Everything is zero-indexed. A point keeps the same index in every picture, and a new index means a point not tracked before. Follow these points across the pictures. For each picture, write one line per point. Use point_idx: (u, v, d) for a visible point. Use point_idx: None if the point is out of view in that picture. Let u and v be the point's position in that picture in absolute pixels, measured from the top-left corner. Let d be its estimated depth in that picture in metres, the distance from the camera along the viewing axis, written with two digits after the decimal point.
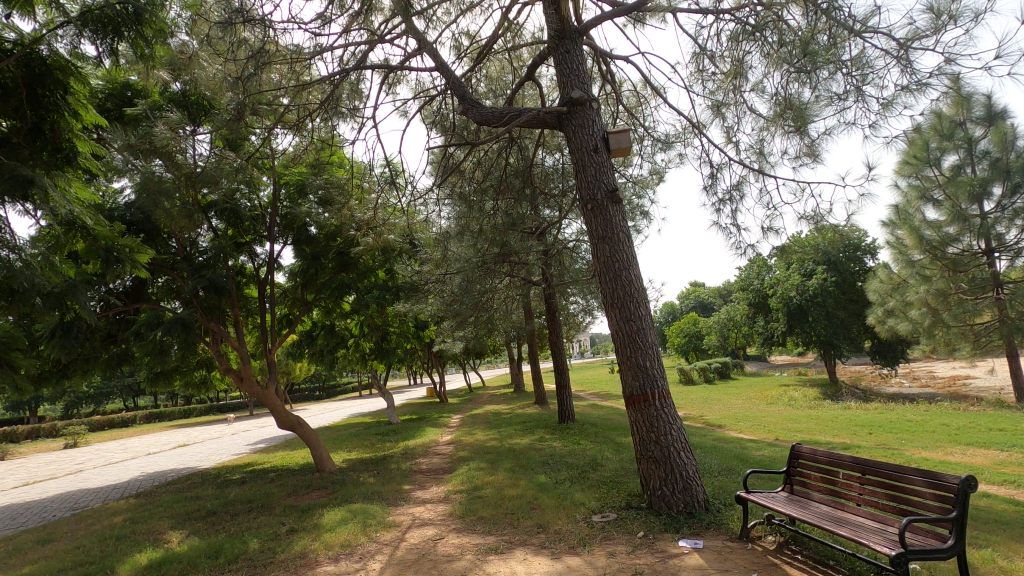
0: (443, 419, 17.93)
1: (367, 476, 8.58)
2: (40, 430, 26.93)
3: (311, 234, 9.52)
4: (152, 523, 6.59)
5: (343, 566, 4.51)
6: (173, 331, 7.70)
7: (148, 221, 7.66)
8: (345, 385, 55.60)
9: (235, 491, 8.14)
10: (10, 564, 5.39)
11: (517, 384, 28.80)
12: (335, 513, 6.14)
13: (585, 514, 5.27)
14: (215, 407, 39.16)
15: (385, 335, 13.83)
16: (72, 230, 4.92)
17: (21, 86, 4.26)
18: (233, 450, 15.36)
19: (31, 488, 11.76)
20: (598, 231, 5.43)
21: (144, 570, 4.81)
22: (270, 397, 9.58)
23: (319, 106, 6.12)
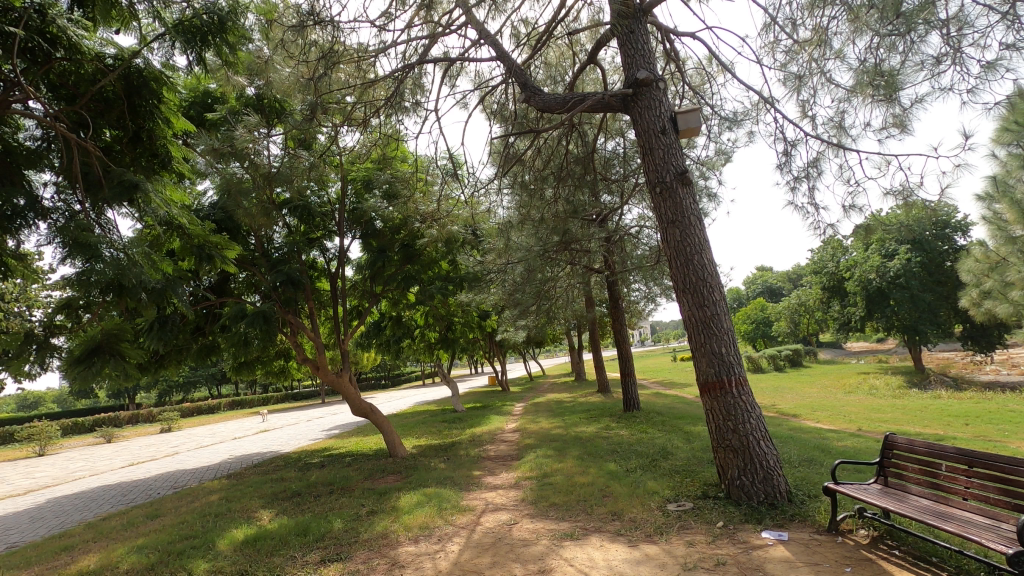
0: (507, 407, 18.14)
1: (438, 462, 8.79)
2: (140, 416, 29.42)
3: (378, 228, 9.86)
4: (245, 501, 7.07)
5: (423, 547, 4.66)
6: (256, 323, 8.16)
7: (228, 219, 8.17)
8: (409, 374, 57.43)
9: (316, 474, 8.58)
10: (125, 537, 5.92)
11: (578, 373, 28.65)
12: (410, 496, 6.35)
13: (660, 502, 5.20)
14: (291, 395, 41.38)
15: (450, 325, 14.10)
16: (170, 230, 5.31)
17: (122, 98, 4.63)
18: (309, 435, 16.19)
19: (136, 468, 12.87)
20: (668, 215, 5.29)
21: (242, 545, 5.18)
22: (344, 385, 10.02)
23: (384, 102, 6.25)
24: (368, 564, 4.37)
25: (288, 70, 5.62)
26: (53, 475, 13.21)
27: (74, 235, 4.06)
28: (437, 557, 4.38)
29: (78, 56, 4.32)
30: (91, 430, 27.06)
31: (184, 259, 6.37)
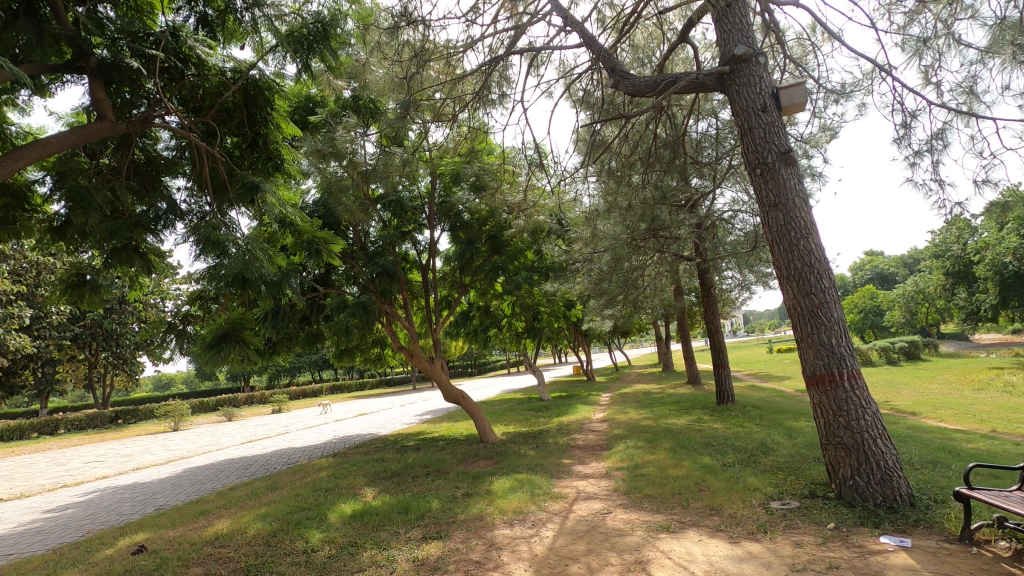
0: (593, 397, 18.04)
1: (528, 449, 8.94)
2: (255, 398, 32.33)
3: (465, 220, 10.12)
4: (351, 479, 7.60)
5: (518, 531, 4.78)
6: (356, 313, 8.66)
7: (330, 215, 8.74)
8: (494, 363, 58.85)
9: (413, 456, 9.03)
10: (250, 505, 6.57)
11: (666, 364, 27.89)
12: (503, 481, 6.52)
13: (762, 500, 4.97)
14: (385, 381, 43.64)
15: (536, 314, 14.22)
16: (283, 226, 5.76)
17: (242, 107, 5.07)
18: (403, 420, 17.04)
19: (253, 445, 14.16)
20: (770, 198, 5.00)
21: (351, 518, 5.58)
22: (436, 372, 10.44)
23: (472, 96, 6.35)
24: (467, 544, 4.56)
25: (382, 70, 5.81)
26: (187, 448, 14.87)
27: (206, 234, 4.52)
28: (532, 541, 4.49)
29: (204, 71, 4.79)
30: (216, 410, 30.11)
31: (295, 253, 6.88)
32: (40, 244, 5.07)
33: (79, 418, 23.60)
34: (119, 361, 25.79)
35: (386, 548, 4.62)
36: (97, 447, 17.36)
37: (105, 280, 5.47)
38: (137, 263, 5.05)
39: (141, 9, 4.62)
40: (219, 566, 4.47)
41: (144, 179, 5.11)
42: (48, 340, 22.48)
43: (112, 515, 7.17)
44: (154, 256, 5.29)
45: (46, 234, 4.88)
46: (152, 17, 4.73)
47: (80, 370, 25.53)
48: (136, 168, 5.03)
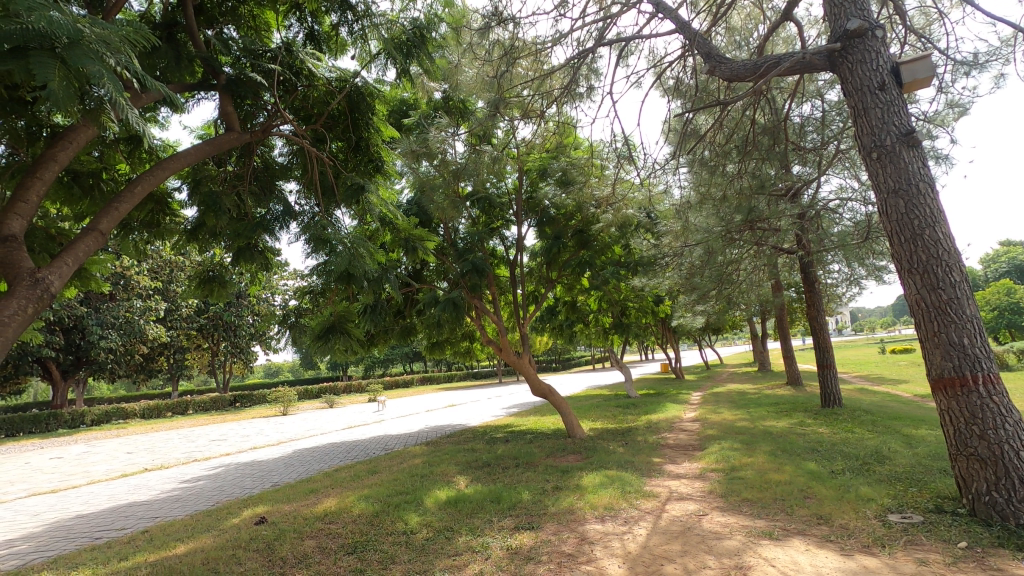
0: (684, 395, 17.44)
1: (616, 445, 8.85)
2: (353, 387, 34.41)
3: (552, 215, 10.15)
4: (444, 466, 7.92)
5: (610, 527, 4.75)
6: (447, 308, 8.96)
7: (423, 213, 9.10)
8: (579, 359, 58.73)
9: (502, 448, 9.21)
10: (354, 486, 7.02)
11: (763, 363, 26.39)
12: (593, 477, 6.49)
13: (878, 511, 4.60)
14: (472, 374, 44.81)
15: (624, 310, 13.97)
16: (383, 224, 6.08)
17: (347, 113, 5.40)
18: (490, 412, 17.42)
19: (353, 431, 15.10)
20: (889, 183, 4.59)
21: (446, 504, 5.81)
22: (524, 366, 10.57)
23: (561, 92, 6.23)
24: (559, 536, 4.60)
25: (474, 70, 5.92)
26: (295, 431, 16.14)
27: (316, 233, 4.88)
28: (625, 539, 4.44)
29: (314, 81, 5.15)
30: (319, 397, 32.36)
31: (393, 249, 7.22)
32: (177, 244, 5.71)
33: (205, 401, 26.29)
34: (237, 349, 28.37)
35: (481, 535, 4.76)
36: (219, 427, 19.27)
37: (229, 276, 6.05)
38: (258, 261, 5.56)
39: (258, 28, 5.06)
40: (329, 541, 4.82)
41: (263, 183, 5.61)
42: (179, 330, 25.13)
43: (236, 488, 7.96)
44: (271, 254, 5.78)
45: (183, 235, 5.50)
46: (267, 34, 5.17)
47: (205, 356, 28.38)
48: (256, 173, 5.52)
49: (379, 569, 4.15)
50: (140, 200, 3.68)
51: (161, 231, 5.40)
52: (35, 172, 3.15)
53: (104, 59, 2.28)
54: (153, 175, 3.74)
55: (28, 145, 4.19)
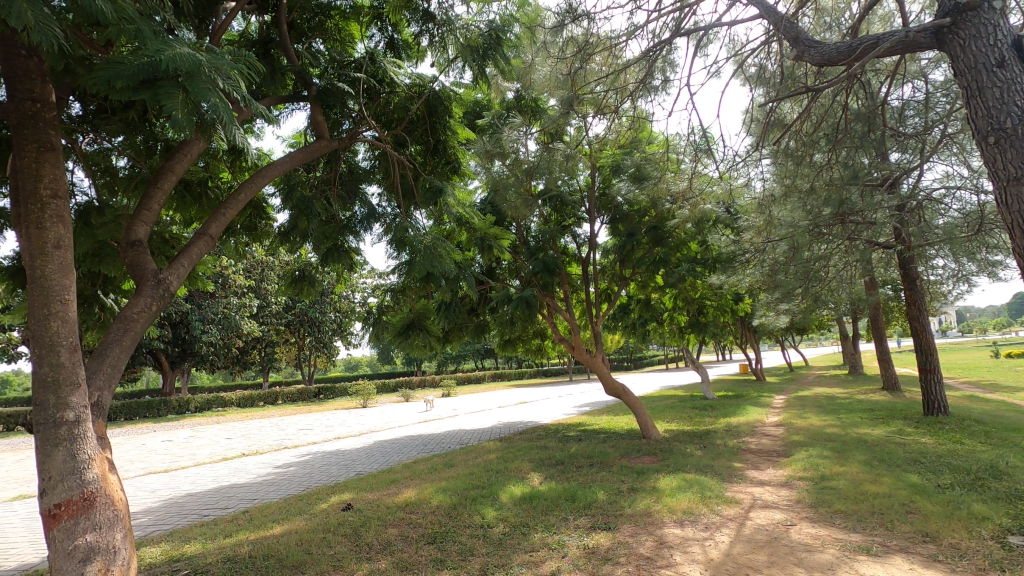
0: (765, 398, 16.62)
1: (694, 448, 8.58)
2: (428, 382, 35.46)
3: (625, 212, 9.94)
4: (518, 463, 8.01)
5: (690, 532, 4.63)
6: (519, 307, 9.02)
7: (496, 211, 9.21)
8: (651, 359, 57.44)
9: (575, 447, 9.18)
10: (432, 478, 7.25)
11: (854, 365, 24.62)
12: (670, 479, 6.34)
13: (995, 531, 4.19)
14: (542, 372, 44.92)
15: (701, 309, 13.47)
16: (460, 224, 6.22)
17: (426, 117, 5.58)
18: (562, 410, 17.38)
19: (428, 424, 15.54)
20: (1008, 171, 4.08)
21: (521, 500, 5.89)
22: (597, 364, 10.44)
23: (636, 86, 5.88)
24: (636, 538, 4.54)
25: (548, 69, 5.87)
26: (374, 423, 16.87)
27: (399, 234, 5.08)
28: (706, 545, 4.31)
29: (396, 88, 5.35)
30: (396, 391, 33.59)
31: (468, 248, 7.37)
32: (271, 246, 6.11)
33: (292, 392, 28.02)
34: (321, 344, 29.98)
35: (556, 533, 4.79)
36: (306, 417, 20.47)
37: (316, 275, 6.41)
38: (344, 261, 5.86)
39: (343, 40, 5.32)
40: (410, 530, 5.01)
41: (348, 187, 5.89)
42: (270, 325, 26.89)
43: (323, 475, 8.43)
44: (355, 255, 6.07)
45: (277, 237, 5.89)
46: (352, 45, 5.43)
47: (292, 350, 30.20)
48: (342, 178, 5.81)
49: (459, 560, 4.26)
50: (243, 206, 3.97)
51: (257, 234, 5.80)
52: (156, 182, 3.48)
53: (220, 89, 2.49)
54: (254, 183, 4.03)
55: (147, 159, 4.66)
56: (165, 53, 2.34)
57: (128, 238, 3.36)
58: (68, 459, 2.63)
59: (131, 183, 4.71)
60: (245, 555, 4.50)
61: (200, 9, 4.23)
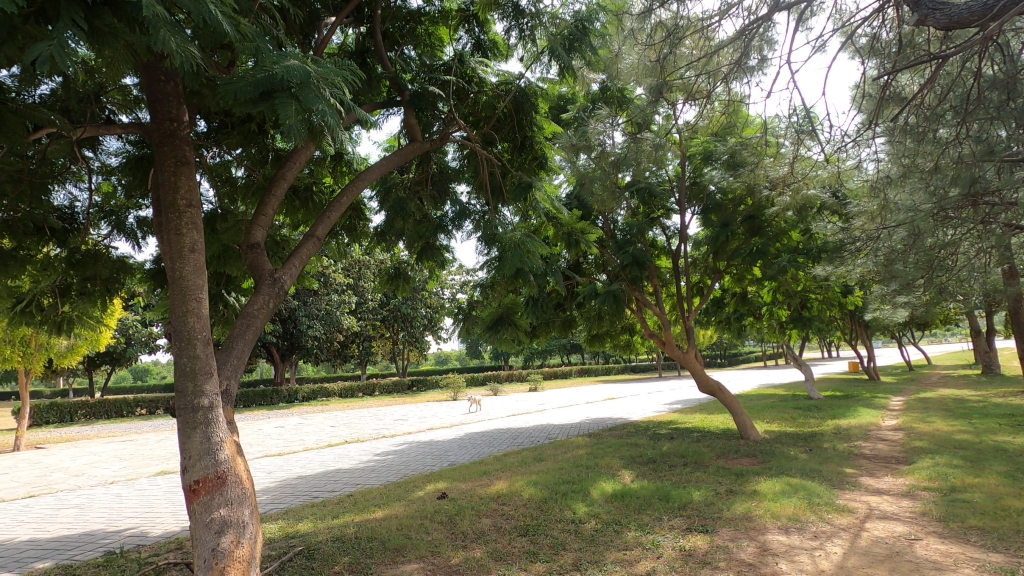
0: (881, 399, 15.21)
1: (799, 451, 8.04)
2: (515, 376, 35.95)
3: (719, 201, 9.46)
4: (608, 459, 7.90)
5: (797, 540, 4.34)
6: (607, 301, 8.88)
7: (583, 206, 9.12)
8: (746, 355, 54.67)
9: (668, 445, 8.91)
10: (523, 471, 7.35)
11: (989, 364, 21.93)
12: (772, 483, 5.98)
13: None
14: (630, 368, 44.10)
15: (805, 302, 12.56)
16: (547, 220, 6.23)
17: (513, 114, 5.61)
18: (652, 407, 16.97)
19: (516, 418, 15.74)
20: None
21: (613, 497, 5.81)
22: (690, 361, 10.04)
23: (730, 70, 5.39)
24: (737, 543, 4.33)
25: (635, 57, 5.64)
26: (465, 416, 17.35)
27: (489, 231, 5.18)
28: (816, 555, 4.03)
29: (483, 87, 5.52)
30: (484, 384, 34.36)
31: (555, 243, 7.36)
32: (370, 245, 6.45)
33: (389, 384, 29.51)
34: (413, 339, 31.27)
35: (650, 532, 4.68)
36: (401, 408, 21.48)
37: (411, 272, 6.67)
38: (436, 259, 6.07)
39: (433, 44, 5.46)
40: (503, 521, 5.11)
41: (439, 187, 6.07)
42: (367, 320, 28.47)
43: (419, 464, 8.81)
44: (446, 252, 6.26)
45: (374, 237, 6.21)
46: (441, 48, 5.55)
47: (387, 345, 31.78)
48: (433, 178, 6.00)
49: (551, 554, 4.29)
50: (343, 210, 4.23)
51: (357, 234, 6.15)
52: (270, 189, 3.80)
53: (327, 96, 2.67)
54: (354, 187, 4.29)
55: (261, 168, 5.06)
56: (280, 66, 2.54)
57: (248, 241, 3.68)
58: (205, 440, 2.94)
59: (248, 191, 5.15)
60: (351, 536, 4.81)
61: (303, 26, 4.52)
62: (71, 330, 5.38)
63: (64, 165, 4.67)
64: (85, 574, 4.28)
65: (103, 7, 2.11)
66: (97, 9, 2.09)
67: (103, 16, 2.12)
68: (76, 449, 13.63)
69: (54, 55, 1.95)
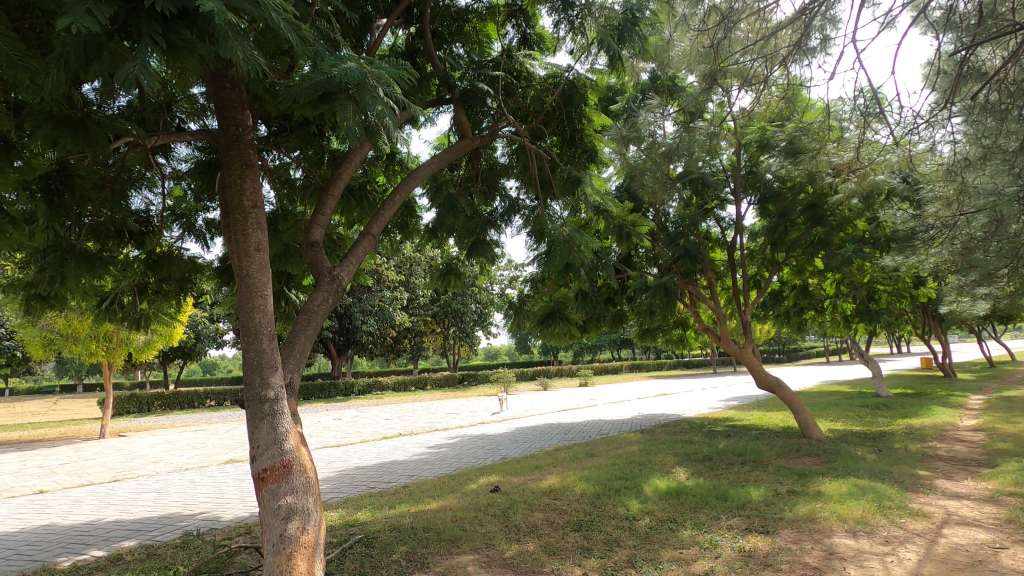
0: (958, 398, 14.24)
1: (866, 451, 7.65)
2: (565, 371, 35.84)
3: (777, 190, 9.09)
4: (662, 456, 7.77)
5: (867, 544, 4.13)
6: (658, 295, 8.70)
7: (633, 198, 8.95)
8: (807, 351, 52.60)
9: (724, 443, 8.67)
10: (575, 466, 7.33)
11: None
12: (837, 483, 5.73)
13: None
14: (683, 363, 43.16)
15: (872, 294, 11.90)
16: (598, 213, 6.17)
17: (562, 107, 5.57)
18: (707, 403, 16.52)
19: (566, 414, 15.68)
20: None
21: (668, 494, 5.71)
22: (748, 357, 9.69)
23: (788, 52, 5.13)
24: (800, 545, 4.16)
25: (688, 43, 5.46)
26: (515, 410, 17.44)
27: (539, 226, 5.18)
28: (888, 561, 3.83)
29: (532, 82, 5.51)
30: (535, 379, 34.43)
31: (605, 236, 7.27)
32: (421, 242, 6.56)
33: (441, 378, 30.04)
34: (464, 334, 31.66)
35: (707, 532, 4.56)
36: (453, 402, 21.84)
37: (462, 268, 6.76)
38: (487, 254, 6.12)
39: (481, 41, 5.52)
40: (556, 516, 5.11)
41: (489, 182, 6.11)
42: (419, 316, 29.07)
43: (472, 458, 8.93)
44: (496, 248, 6.30)
45: (425, 234, 6.32)
46: (489, 45, 5.60)
47: (439, 340, 32.33)
48: (483, 175, 6.04)
49: (605, 550, 4.26)
50: (397, 207, 4.32)
51: (409, 231, 6.28)
52: (328, 189, 3.94)
53: (382, 96, 2.72)
54: (406, 185, 4.37)
55: (318, 169, 5.21)
56: (338, 68, 2.61)
57: (308, 239, 3.82)
58: (272, 431, 3.09)
59: (307, 192, 5.34)
60: (408, 525, 4.94)
61: (356, 29, 4.66)
62: (149, 326, 5.77)
63: (140, 172, 5.00)
64: (166, 554, 4.60)
65: (178, 22, 2.23)
66: (173, 24, 2.21)
67: (178, 30, 2.24)
68: (155, 437, 14.62)
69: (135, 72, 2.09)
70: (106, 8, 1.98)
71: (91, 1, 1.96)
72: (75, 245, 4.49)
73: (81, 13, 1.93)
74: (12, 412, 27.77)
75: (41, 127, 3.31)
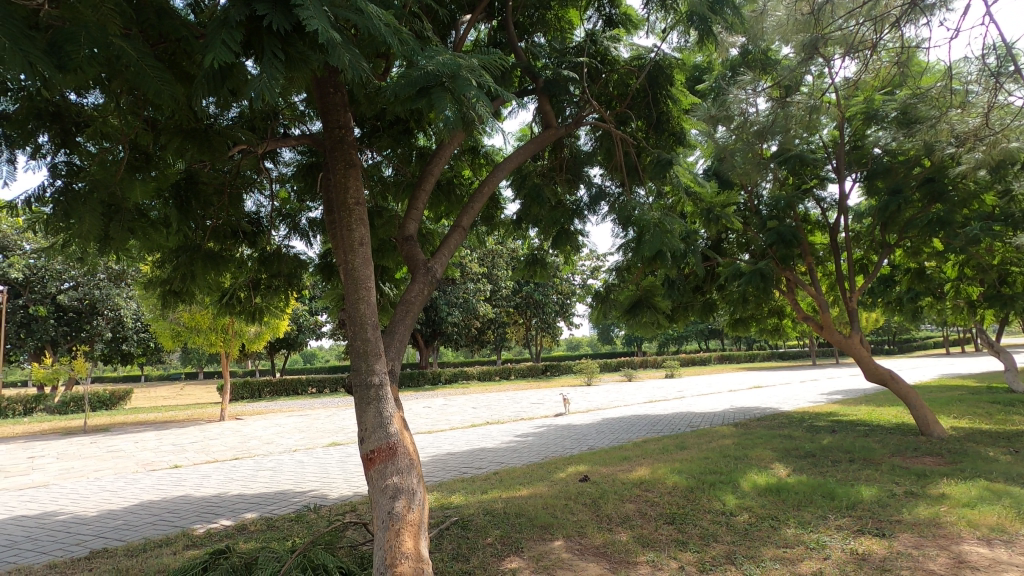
0: None
1: (1000, 452, 6.85)
2: (649, 362, 35.01)
3: (887, 165, 8.31)
4: (759, 451, 7.40)
5: (1005, 555, 3.72)
6: (753, 282, 8.23)
7: (723, 180, 8.53)
8: (923, 341, 47.85)
9: (828, 439, 8.11)
10: (666, 459, 7.16)
11: None
12: (963, 486, 5.19)
13: None
14: (777, 354, 40.78)
15: (1005, 277, 10.58)
16: (687, 197, 5.93)
17: (647, 90, 5.43)
18: (808, 397, 15.47)
19: (653, 406, 15.30)
20: None
21: (766, 490, 5.45)
22: (855, 347, 8.96)
23: (902, 11, 4.64)
24: (923, 551, 3.82)
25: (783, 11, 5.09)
26: (600, 402, 17.27)
27: (626, 213, 5.07)
28: None
29: (616, 65, 5.41)
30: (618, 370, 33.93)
31: (693, 221, 6.99)
32: (505, 234, 6.63)
33: (524, 368, 30.34)
34: (546, 325, 31.74)
35: (814, 531, 4.30)
36: (537, 392, 22.02)
37: (546, 258, 6.76)
38: (572, 244, 6.07)
39: (563, 28, 5.48)
40: (648, 508, 5.03)
41: (572, 171, 6.06)
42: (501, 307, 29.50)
43: (559, 447, 8.96)
44: (580, 237, 6.24)
45: (509, 225, 6.39)
46: (571, 31, 5.56)
47: (521, 331, 32.65)
48: (567, 163, 6.00)
49: (701, 544, 4.14)
50: (485, 199, 4.40)
51: (494, 223, 6.38)
52: (421, 184, 4.09)
53: (474, 85, 2.75)
54: (494, 177, 4.44)
55: (408, 166, 5.43)
56: (432, 63, 2.69)
57: (403, 234, 3.99)
58: (377, 414, 3.27)
59: (398, 188, 5.58)
60: (500, 511, 5.07)
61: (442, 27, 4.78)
62: (262, 319, 6.32)
63: (252, 176, 5.45)
64: (284, 526, 5.02)
65: (294, 37, 2.40)
66: (291, 39, 2.39)
67: (296, 44, 2.42)
68: (267, 421, 15.97)
69: (265, 92, 2.32)
70: (237, 34, 2.20)
71: (227, 31, 2.19)
72: (200, 245, 5.00)
73: (221, 47, 2.18)
74: (148, 396, 31.26)
75: (172, 140, 3.76)
